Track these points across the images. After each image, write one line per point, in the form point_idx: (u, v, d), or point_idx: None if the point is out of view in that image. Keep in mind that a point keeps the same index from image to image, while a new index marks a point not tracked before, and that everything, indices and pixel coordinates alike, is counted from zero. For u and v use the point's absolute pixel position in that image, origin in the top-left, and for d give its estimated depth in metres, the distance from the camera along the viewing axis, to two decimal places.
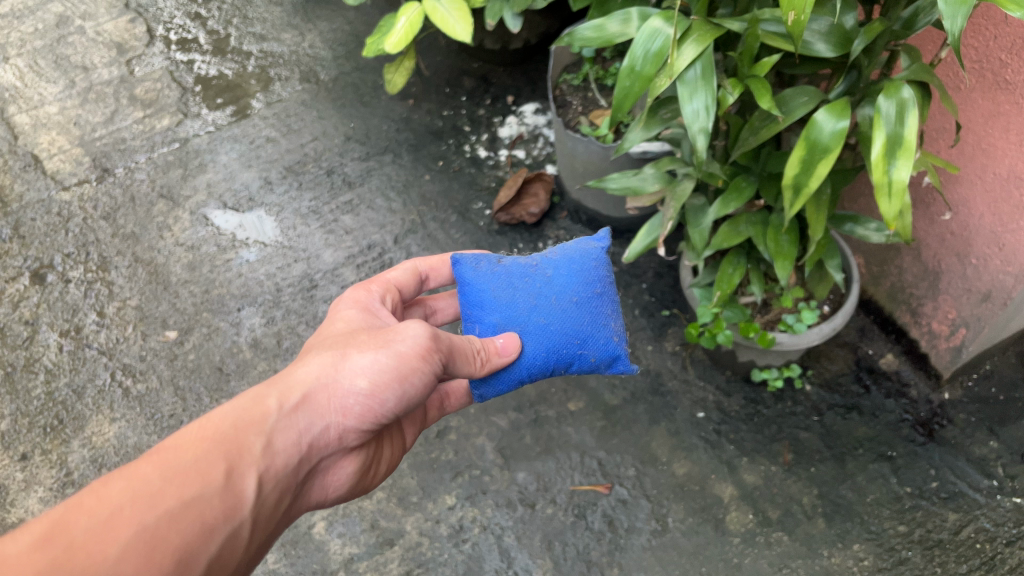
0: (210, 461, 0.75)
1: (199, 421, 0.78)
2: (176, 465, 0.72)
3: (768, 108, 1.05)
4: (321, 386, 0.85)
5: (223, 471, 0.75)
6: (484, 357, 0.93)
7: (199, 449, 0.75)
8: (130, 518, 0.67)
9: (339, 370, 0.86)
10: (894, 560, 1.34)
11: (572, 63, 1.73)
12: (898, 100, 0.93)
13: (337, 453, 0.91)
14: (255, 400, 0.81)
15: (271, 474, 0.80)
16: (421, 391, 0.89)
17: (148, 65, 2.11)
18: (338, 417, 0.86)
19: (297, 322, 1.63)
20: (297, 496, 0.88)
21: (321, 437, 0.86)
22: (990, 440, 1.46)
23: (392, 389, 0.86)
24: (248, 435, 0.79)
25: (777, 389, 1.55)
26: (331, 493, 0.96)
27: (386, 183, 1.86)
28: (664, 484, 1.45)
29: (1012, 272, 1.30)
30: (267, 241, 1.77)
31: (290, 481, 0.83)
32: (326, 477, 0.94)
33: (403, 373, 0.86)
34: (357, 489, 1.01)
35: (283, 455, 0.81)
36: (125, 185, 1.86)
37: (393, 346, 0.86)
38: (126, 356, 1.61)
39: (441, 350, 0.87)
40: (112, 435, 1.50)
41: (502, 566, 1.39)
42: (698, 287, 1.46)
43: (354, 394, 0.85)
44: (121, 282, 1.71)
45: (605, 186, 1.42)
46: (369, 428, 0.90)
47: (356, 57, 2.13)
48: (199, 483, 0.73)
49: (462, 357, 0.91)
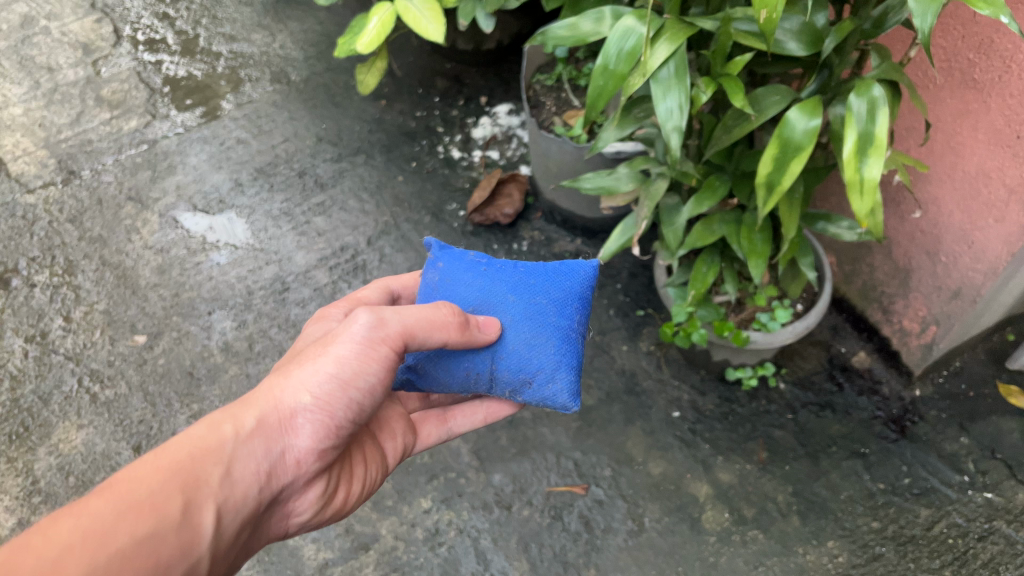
0: (167, 493, 0.73)
1: (155, 451, 0.77)
2: (130, 500, 0.71)
3: (741, 106, 1.06)
4: (274, 409, 0.84)
5: (179, 505, 0.73)
6: (460, 323, 0.88)
7: (155, 481, 0.73)
8: (78, 559, 0.64)
9: (285, 388, 0.85)
10: (868, 557, 1.35)
11: (545, 63, 1.73)
12: (869, 98, 0.94)
13: (300, 481, 0.89)
14: (208, 427, 0.80)
15: (231, 506, 0.78)
16: (370, 397, 0.89)
17: (115, 65, 2.08)
18: (294, 441, 0.85)
19: (269, 325, 1.61)
20: (258, 526, 0.87)
21: (281, 464, 0.85)
22: (961, 436, 1.47)
23: (340, 399, 0.85)
24: (205, 465, 0.77)
25: (752, 387, 1.56)
26: (294, 524, 0.95)
27: (358, 184, 1.84)
28: (641, 484, 1.45)
29: (980, 269, 1.32)
30: (238, 243, 1.74)
31: (250, 513, 0.82)
32: (290, 507, 0.92)
33: (347, 379, 0.86)
34: (326, 515, 0.99)
35: (241, 485, 0.80)
36: (92, 187, 1.83)
37: (333, 350, 0.86)
38: (94, 361, 1.58)
39: (387, 340, 0.87)
40: (80, 441, 1.47)
41: (479, 568, 1.38)
42: (672, 286, 1.46)
43: (304, 409, 0.84)
44: (89, 286, 1.68)
45: (579, 185, 1.42)
46: (329, 450, 0.89)
47: (328, 58, 2.11)
48: (155, 518, 0.71)
49: (429, 327, 0.87)
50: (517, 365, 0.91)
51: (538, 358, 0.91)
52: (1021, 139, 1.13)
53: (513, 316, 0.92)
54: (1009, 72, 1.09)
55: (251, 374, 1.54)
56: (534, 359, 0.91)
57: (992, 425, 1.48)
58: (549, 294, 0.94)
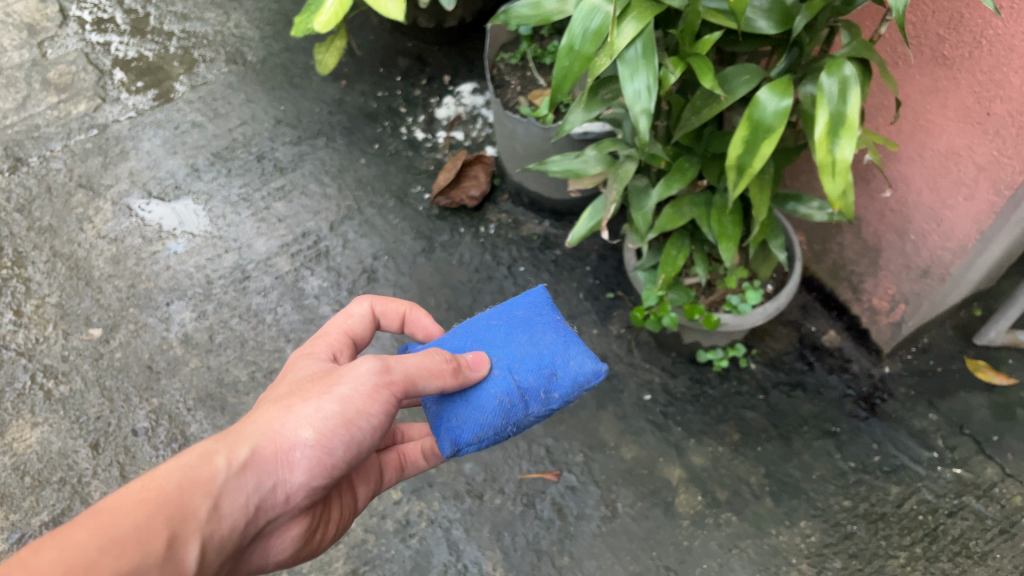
0: (151, 528, 0.67)
1: (141, 479, 0.70)
2: (114, 533, 0.65)
3: (711, 87, 1.03)
4: (268, 441, 0.77)
5: (164, 540, 0.67)
6: (454, 366, 0.81)
7: (139, 513, 0.67)
8: None
9: (282, 421, 0.77)
10: (840, 536, 1.35)
11: (509, 42, 1.70)
12: (841, 77, 0.92)
13: (285, 515, 0.83)
14: (202, 456, 0.73)
15: (217, 540, 0.73)
16: (371, 438, 0.81)
17: (61, 47, 2.00)
18: (286, 476, 0.78)
19: (230, 315, 1.57)
20: (236, 560, 0.80)
21: (270, 498, 0.78)
22: (930, 413, 1.48)
23: (339, 437, 0.78)
24: (193, 496, 0.71)
25: (723, 368, 1.54)
26: (271, 558, 0.88)
27: (320, 168, 1.81)
28: (613, 469, 1.43)
29: (950, 248, 1.31)
30: (196, 231, 1.69)
31: (234, 545, 0.76)
32: (271, 539, 0.86)
33: (349, 418, 0.78)
34: (303, 553, 0.93)
35: (229, 519, 0.74)
36: (40, 174, 1.76)
37: (337, 390, 0.78)
38: (47, 357, 1.51)
39: (393, 385, 0.79)
40: (34, 440, 1.42)
41: (451, 559, 1.35)
42: (642, 270, 1.44)
43: (299, 449, 0.77)
44: (40, 278, 1.61)
45: (545, 168, 1.37)
46: (320, 487, 0.82)
47: (285, 38, 2.08)
48: (138, 554, 0.65)
49: (426, 375, 0.79)
50: (535, 364, 0.84)
51: (546, 349, 0.85)
52: (991, 117, 1.12)
53: (506, 336, 0.87)
54: (980, 48, 1.07)
55: (214, 366, 1.50)
56: (546, 350, 0.85)
57: (960, 401, 1.49)
58: (520, 320, 0.89)
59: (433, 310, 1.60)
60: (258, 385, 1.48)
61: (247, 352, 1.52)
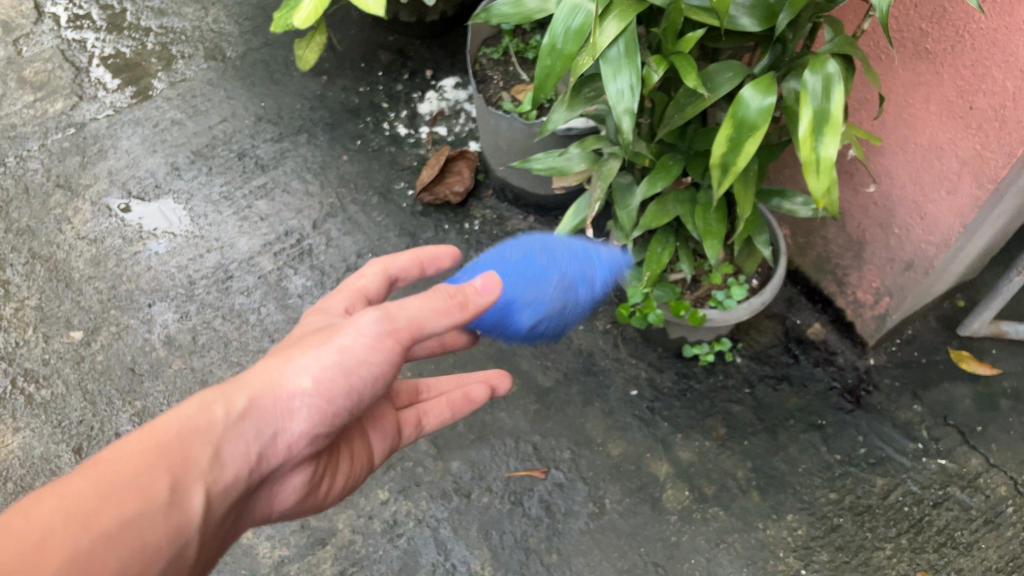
0: (154, 474, 0.65)
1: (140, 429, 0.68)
2: (115, 482, 0.62)
3: (694, 86, 1.02)
4: (268, 391, 0.74)
5: (166, 487, 0.65)
6: (462, 302, 0.78)
7: (139, 462, 0.65)
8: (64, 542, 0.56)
9: (281, 370, 0.75)
10: (826, 528, 1.35)
11: (490, 36, 1.70)
12: (824, 75, 0.92)
13: (288, 465, 0.80)
14: (200, 407, 0.71)
15: (221, 487, 0.70)
16: (372, 387, 0.78)
17: (37, 44, 2.02)
18: (287, 423, 0.75)
19: (212, 316, 1.56)
20: (243, 509, 0.78)
21: (271, 447, 0.75)
22: (914, 404, 1.49)
23: (339, 383, 0.75)
24: (193, 445, 0.69)
25: (709, 363, 1.55)
26: (277, 507, 0.86)
27: (302, 164, 1.80)
28: (600, 465, 1.42)
29: (933, 241, 1.32)
30: (177, 230, 1.68)
31: (239, 493, 0.73)
32: (276, 486, 0.84)
33: (350, 366, 0.75)
34: (310, 503, 0.91)
35: (232, 466, 0.71)
36: (18, 175, 1.74)
37: (336, 340, 0.75)
38: (27, 360, 1.49)
39: (396, 336, 0.75)
40: (16, 446, 1.40)
41: (440, 559, 1.34)
42: (628, 266, 1.43)
43: (300, 397, 0.74)
44: (18, 280, 1.59)
45: (529, 166, 1.35)
46: (323, 435, 0.79)
47: (264, 33, 2.08)
48: (140, 500, 0.63)
49: (434, 316, 0.76)
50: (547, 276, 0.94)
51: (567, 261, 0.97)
52: (974, 111, 1.12)
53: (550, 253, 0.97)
54: (963, 42, 1.08)
55: (197, 368, 1.49)
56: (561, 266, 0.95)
57: (944, 391, 1.50)
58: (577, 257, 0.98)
59: None
60: None
61: (231, 353, 1.51)
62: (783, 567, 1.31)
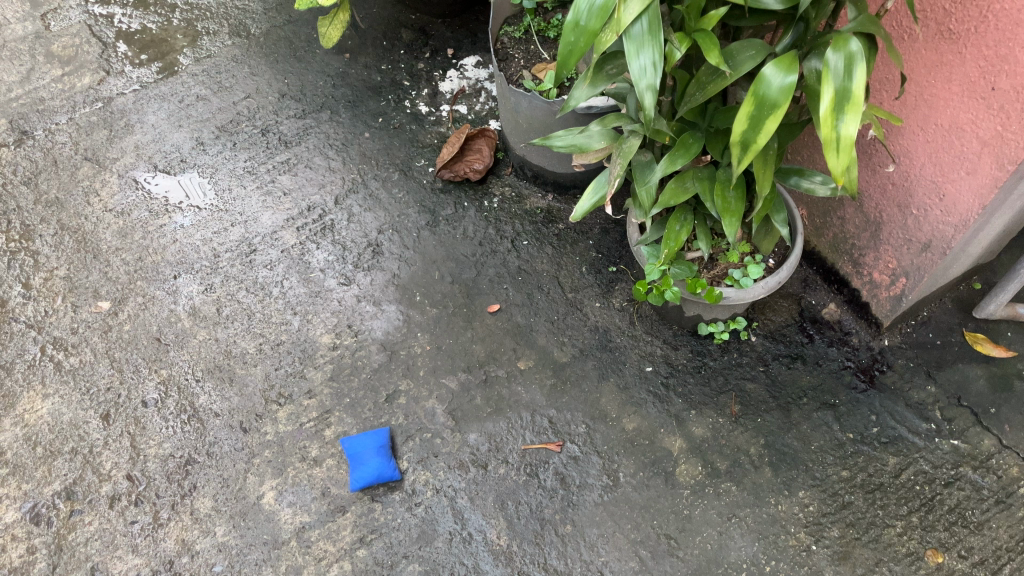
0: None
1: None
2: None
3: (716, 62, 1.02)
4: None
5: None
6: None
7: None
8: None
9: None
10: (837, 505, 1.36)
11: (513, 15, 1.72)
12: (847, 53, 0.91)
13: None
14: None
15: None
16: None
17: (65, 19, 2.05)
18: None
19: (237, 288, 1.59)
20: None
21: None
22: (928, 384, 1.50)
23: None
24: None
25: (724, 340, 1.57)
26: None
27: (324, 141, 1.82)
28: (615, 440, 1.44)
29: (952, 222, 1.31)
30: (201, 205, 1.70)
31: None
32: None
33: None
34: None
35: None
36: (46, 147, 1.77)
37: None
38: (57, 329, 1.53)
39: None
40: (45, 411, 1.44)
41: (456, 528, 1.33)
42: (645, 245, 1.44)
43: None
44: (48, 251, 1.63)
45: (550, 143, 1.35)
46: None
47: (288, 10, 2.10)
48: None
49: None
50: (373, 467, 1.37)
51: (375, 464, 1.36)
52: (996, 92, 1.12)
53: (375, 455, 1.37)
54: (986, 22, 1.08)
55: (222, 338, 1.52)
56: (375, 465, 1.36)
57: (958, 372, 1.51)
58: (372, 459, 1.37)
59: (437, 282, 1.62)
60: (265, 356, 1.51)
61: (255, 325, 1.54)
62: (794, 542, 1.32)
